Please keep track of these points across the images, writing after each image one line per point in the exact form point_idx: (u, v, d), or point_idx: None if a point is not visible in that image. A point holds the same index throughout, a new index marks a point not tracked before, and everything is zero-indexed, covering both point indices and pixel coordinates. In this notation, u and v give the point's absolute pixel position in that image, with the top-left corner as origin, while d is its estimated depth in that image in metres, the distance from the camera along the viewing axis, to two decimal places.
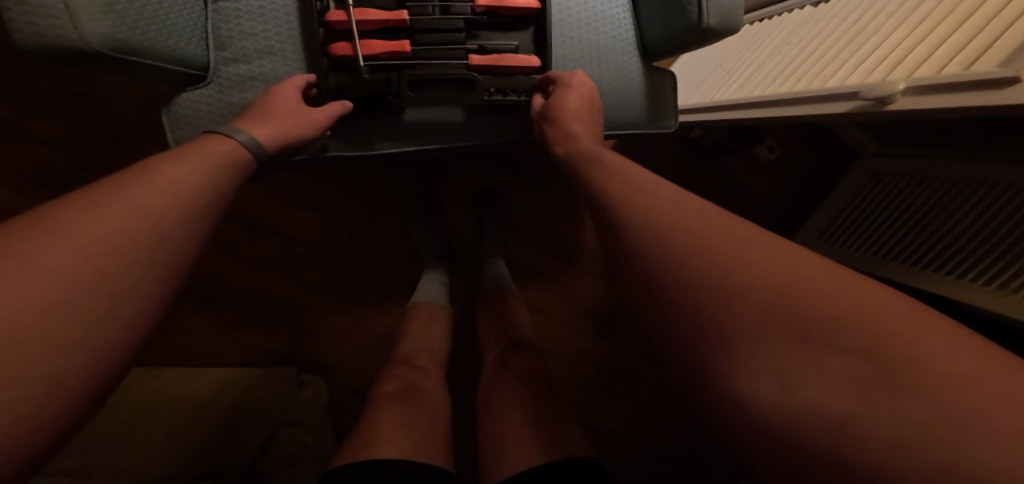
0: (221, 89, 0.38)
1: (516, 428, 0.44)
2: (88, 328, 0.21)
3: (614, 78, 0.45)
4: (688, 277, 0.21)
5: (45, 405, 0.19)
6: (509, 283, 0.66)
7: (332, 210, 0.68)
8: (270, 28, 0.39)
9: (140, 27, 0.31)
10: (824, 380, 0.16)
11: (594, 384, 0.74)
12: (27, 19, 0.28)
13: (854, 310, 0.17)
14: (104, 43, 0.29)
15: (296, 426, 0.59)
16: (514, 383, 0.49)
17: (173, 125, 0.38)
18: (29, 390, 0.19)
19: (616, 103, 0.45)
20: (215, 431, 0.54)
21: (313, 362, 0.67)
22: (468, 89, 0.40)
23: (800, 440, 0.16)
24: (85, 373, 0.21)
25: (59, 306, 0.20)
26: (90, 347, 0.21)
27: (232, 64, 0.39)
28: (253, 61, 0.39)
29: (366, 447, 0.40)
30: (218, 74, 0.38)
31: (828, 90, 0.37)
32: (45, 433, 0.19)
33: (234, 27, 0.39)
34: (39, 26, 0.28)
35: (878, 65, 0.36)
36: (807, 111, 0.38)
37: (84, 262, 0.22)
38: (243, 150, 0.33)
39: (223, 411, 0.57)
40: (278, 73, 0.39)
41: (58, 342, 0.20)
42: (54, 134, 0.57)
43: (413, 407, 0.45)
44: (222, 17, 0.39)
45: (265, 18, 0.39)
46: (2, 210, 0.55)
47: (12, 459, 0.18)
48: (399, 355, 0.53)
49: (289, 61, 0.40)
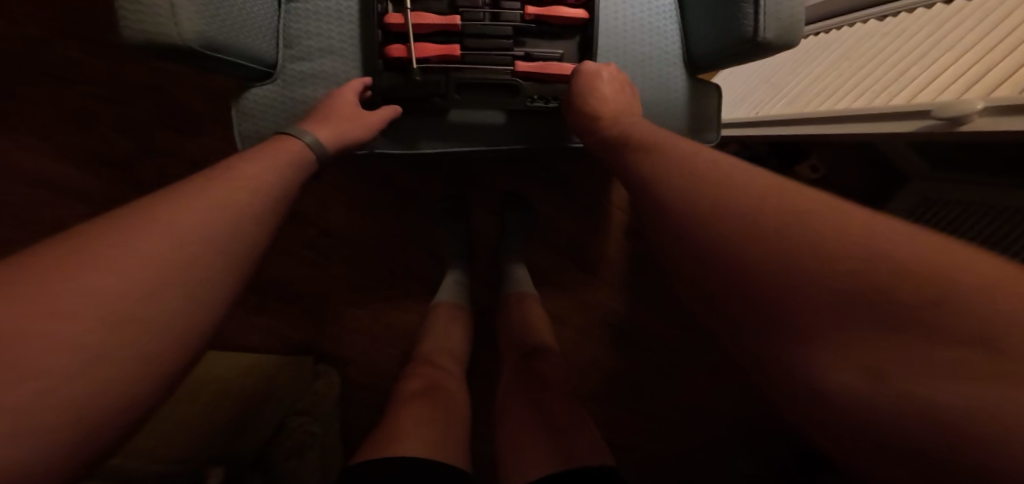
0: (287, 85, 0.42)
1: (529, 433, 0.46)
2: (170, 314, 0.24)
3: (657, 90, 0.45)
4: (763, 259, 0.20)
5: (133, 382, 0.22)
6: (528, 287, 0.67)
7: (362, 205, 0.72)
8: (333, 28, 0.43)
9: (226, 25, 0.35)
10: (932, 367, 0.14)
11: (611, 396, 0.73)
12: (138, 17, 0.32)
13: (972, 286, 0.15)
14: (198, 40, 0.33)
15: (307, 416, 0.64)
16: (528, 387, 0.51)
17: (240, 118, 0.41)
18: (121, 367, 0.22)
19: (658, 114, 0.45)
20: (231, 418, 0.58)
21: (328, 353, 0.71)
22: (514, 94, 0.42)
23: (909, 434, 0.14)
24: (167, 356, 0.24)
25: (145, 294, 0.23)
26: (171, 331, 0.24)
27: (297, 62, 0.42)
28: (315, 59, 0.43)
29: (388, 444, 0.43)
30: (285, 71, 0.42)
31: (894, 107, 0.36)
32: (130, 408, 0.22)
33: (302, 27, 0.42)
34: (147, 24, 0.32)
35: (950, 86, 0.35)
36: (871, 128, 0.37)
37: (171, 252, 0.25)
38: (308, 150, 0.36)
39: (248, 394, 0.61)
40: (336, 71, 0.43)
41: (148, 326, 0.23)
42: (123, 123, 0.63)
43: (433, 408, 0.49)
44: (293, 18, 0.42)
45: (330, 19, 0.43)
46: (77, 191, 0.61)
47: (103, 429, 0.21)
48: (422, 354, 0.58)
49: (348, 60, 0.43)
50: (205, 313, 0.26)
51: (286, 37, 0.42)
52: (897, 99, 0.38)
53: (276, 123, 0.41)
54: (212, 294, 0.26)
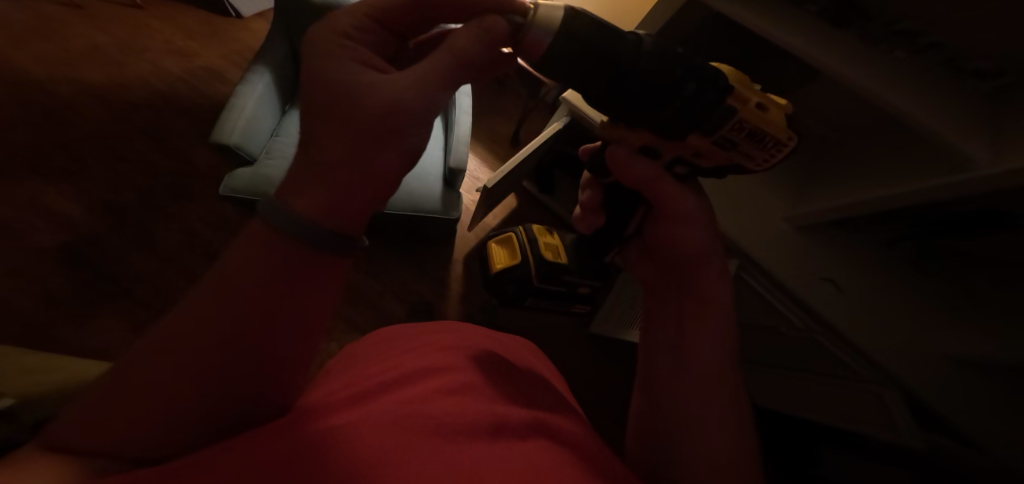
0: (259, 170, 1.12)
1: (571, 408, 0.48)
2: (152, 407, 0.30)
3: (242, 108, 1.06)
4: None
5: (169, 419, 0.30)
6: (564, 288, 0.89)
7: (374, 274, 1.23)
8: (283, 155, 1.16)
9: (263, 171, 1.12)
10: None
11: (658, 269, 0.60)
12: (249, 185, 1.09)
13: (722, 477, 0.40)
14: (268, 179, 1.11)
15: (462, 353, 0.46)
16: (661, 297, 0.56)
17: (229, 186, 1.08)
18: (143, 412, 0.30)
19: (243, 125, 1.05)
20: (421, 364, 0.44)
21: (567, 283, 0.88)
22: None
23: None
24: (143, 433, 0.30)
25: (157, 408, 0.30)
26: (146, 410, 0.30)
27: (271, 161, 1.15)
28: (270, 163, 1.14)
29: (659, 385, 0.48)
30: (263, 163, 1.14)
31: (455, 155, 1.09)
32: (119, 436, 0.29)
33: (280, 151, 1.17)
34: (251, 187, 1.09)
35: (459, 147, 1.10)
36: (456, 161, 1.09)
37: (152, 375, 0.30)
38: (622, 156, 0.54)
39: (392, 359, 0.47)
40: (274, 164, 1.14)
41: (143, 404, 0.30)
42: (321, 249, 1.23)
43: (538, 370, 0.53)
44: (280, 152, 1.17)
45: (285, 149, 1.18)
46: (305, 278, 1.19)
47: (150, 433, 0.30)
48: (662, 209, 0.56)
49: (277, 164, 1.14)
50: (158, 435, 0.30)
51: (270, 154, 1.16)
52: (461, 154, 1.09)
53: (247, 173, 1.10)
54: (146, 444, 0.30)
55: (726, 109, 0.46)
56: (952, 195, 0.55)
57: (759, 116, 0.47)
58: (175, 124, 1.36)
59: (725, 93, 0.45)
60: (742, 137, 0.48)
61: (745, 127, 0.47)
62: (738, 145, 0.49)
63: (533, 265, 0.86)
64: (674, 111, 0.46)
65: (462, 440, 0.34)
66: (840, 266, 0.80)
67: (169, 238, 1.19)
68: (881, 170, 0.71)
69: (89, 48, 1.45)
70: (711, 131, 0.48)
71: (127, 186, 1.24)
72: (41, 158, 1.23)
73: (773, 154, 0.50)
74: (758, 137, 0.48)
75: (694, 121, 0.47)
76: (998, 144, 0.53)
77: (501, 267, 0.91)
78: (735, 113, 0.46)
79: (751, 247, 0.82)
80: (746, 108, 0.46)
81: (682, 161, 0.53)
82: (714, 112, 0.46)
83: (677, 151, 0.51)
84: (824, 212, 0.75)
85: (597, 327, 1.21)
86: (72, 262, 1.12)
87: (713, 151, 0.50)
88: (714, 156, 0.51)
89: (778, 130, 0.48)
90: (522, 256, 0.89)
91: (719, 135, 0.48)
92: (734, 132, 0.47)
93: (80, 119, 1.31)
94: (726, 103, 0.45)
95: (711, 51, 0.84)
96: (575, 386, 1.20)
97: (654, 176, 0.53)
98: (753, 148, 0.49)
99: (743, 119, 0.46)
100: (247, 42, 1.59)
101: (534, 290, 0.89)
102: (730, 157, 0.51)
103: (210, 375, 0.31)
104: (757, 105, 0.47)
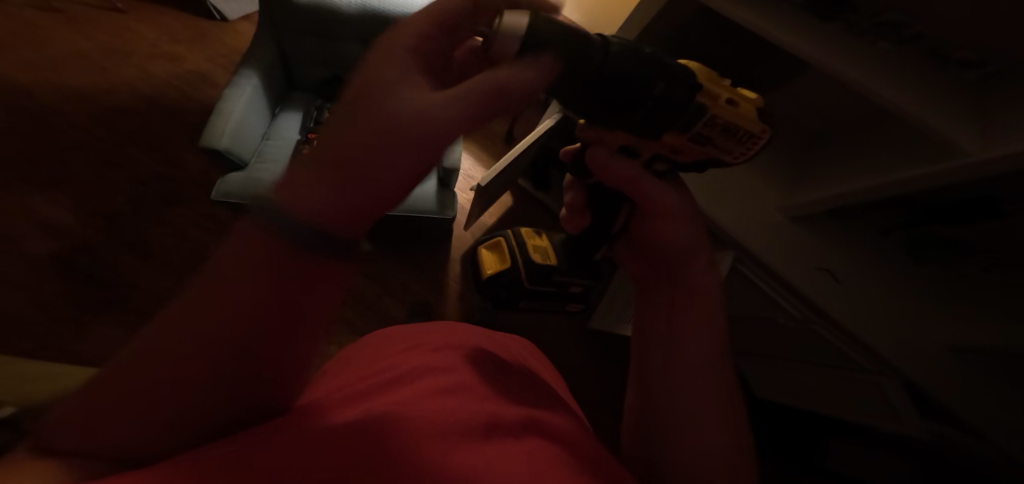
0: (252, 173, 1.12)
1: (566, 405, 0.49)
2: (137, 415, 0.29)
3: (229, 111, 1.05)
4: None
5: (155, 425, 0.30)
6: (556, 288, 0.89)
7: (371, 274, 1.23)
8: (276, 157, 1.16)
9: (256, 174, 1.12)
10: None
11: (647, 265, 0.60)
12: (241, 189, 1.08)
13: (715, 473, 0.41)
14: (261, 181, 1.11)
15: (455, 355, 0.46)
16: (653, 292, 0.55)
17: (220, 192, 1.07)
18: (128, 419, 0.29)
19: (232, 128, 1.04)
20: (414, 367, 0.43)
21: (560, 281, 0.88)
22: None
23: None
24: (129, 438, 0.30)
25: (143, 415, 0.29)
26: (131, 417, 0.29)
27: (262, 164, 1.14)
28: (262, 165, 1.14)
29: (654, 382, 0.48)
30: (255, 167, 1.13)
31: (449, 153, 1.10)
32: (107, 440, 0.29)
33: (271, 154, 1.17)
34: (243, 191, 1.08)
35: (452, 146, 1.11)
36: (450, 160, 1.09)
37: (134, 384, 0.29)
38: (602, 159, 0.54)
39: (385, 360, 0.47)
40: (266, 166, 1.14)
41: (128, 411, 0.29)
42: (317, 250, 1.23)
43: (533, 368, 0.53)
44: (273, 155, 1.17)
45: (277, 152, 1.18)
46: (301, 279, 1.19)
47: (138, 438, 0.30)
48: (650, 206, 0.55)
49: (270, 166, 1.14)
50: (146, 439, 0.30)
51: (262, 157, 1.15)
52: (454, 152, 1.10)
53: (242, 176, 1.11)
54: (133, 449, 0.30)
55: (698, 106, 0.46)
56: (944, 183, 0.55)
57: (731, 111, 0.48)
58: (163, 129, 1.35)
59: (697, 91, 0.46)
60: (717, 131, 0.49)
61: (718, 122, 0.48)
62: (714, 140, 0.50)
63: (522, 268, 0.87)
64: (646, 111, 0.46)
65: (456, 440, 0.34)
66: (834, 255, 0.81)
67: (162, 243, 1.19)
68: (872, 160, 0.72)
69: (73, 54, 1.43)
70: (687, 128, 0.48)
71: (117, 192, 1.23)
72: (28, 165, 1.22)
73: (749, 146, 0.51)
74: (732, 132, 0.49)
75: (671, 119, 0.47)
76: (987, 132, 0.53)
77: (490, 272, 0.91)
78: (708, 109, 0.47)
79: (744, 238, 0.83)
80: (716, 105, 0.47)
81: (660, 158, 0.53)
82: (687, 110, 0.46)
83: (656, 148, 0.52)
84: (817, 202, 0.75)
85: (596, 322, 1.22)
86: (65, 268, 1.11)
87: (690, 147, 0.50)
88: (693, 151, 0.51)
89: (750, 123, 0.49)
90: (511, 259, 0.89)
91: (694, 132, 0.48)
92: (707, 129, 0.48)
93: (66, 126, 1.30)
94: (697, 100, 0.46)
95: (698, 45, 0.84)
96: (574, 380, 1.21)
97: (635, 176, 0.53)
98: (728, 142, 0.50)
99: (715, 116, 0.47)
100: (234, 44, 1.58)
101: (526, 293, 0.89)
102: (708, 151, 0.51)
103: (195, 385, 0.30)
104: (727, 101, 0.48)
